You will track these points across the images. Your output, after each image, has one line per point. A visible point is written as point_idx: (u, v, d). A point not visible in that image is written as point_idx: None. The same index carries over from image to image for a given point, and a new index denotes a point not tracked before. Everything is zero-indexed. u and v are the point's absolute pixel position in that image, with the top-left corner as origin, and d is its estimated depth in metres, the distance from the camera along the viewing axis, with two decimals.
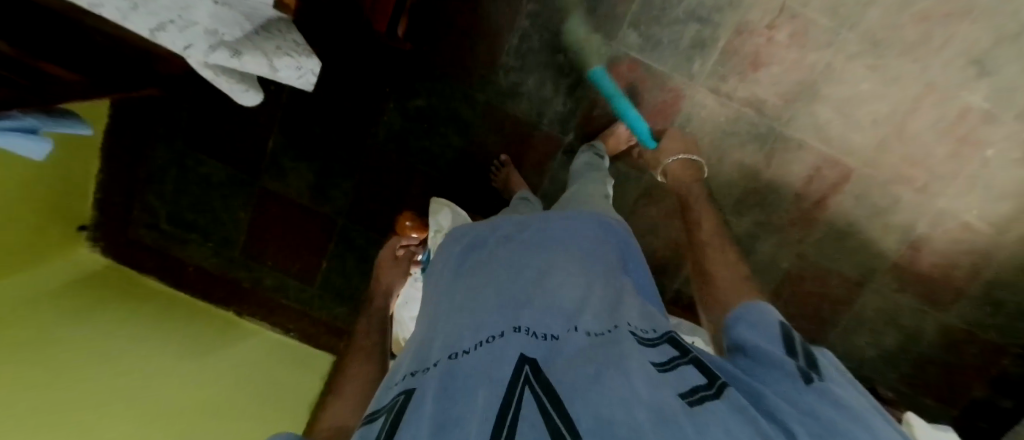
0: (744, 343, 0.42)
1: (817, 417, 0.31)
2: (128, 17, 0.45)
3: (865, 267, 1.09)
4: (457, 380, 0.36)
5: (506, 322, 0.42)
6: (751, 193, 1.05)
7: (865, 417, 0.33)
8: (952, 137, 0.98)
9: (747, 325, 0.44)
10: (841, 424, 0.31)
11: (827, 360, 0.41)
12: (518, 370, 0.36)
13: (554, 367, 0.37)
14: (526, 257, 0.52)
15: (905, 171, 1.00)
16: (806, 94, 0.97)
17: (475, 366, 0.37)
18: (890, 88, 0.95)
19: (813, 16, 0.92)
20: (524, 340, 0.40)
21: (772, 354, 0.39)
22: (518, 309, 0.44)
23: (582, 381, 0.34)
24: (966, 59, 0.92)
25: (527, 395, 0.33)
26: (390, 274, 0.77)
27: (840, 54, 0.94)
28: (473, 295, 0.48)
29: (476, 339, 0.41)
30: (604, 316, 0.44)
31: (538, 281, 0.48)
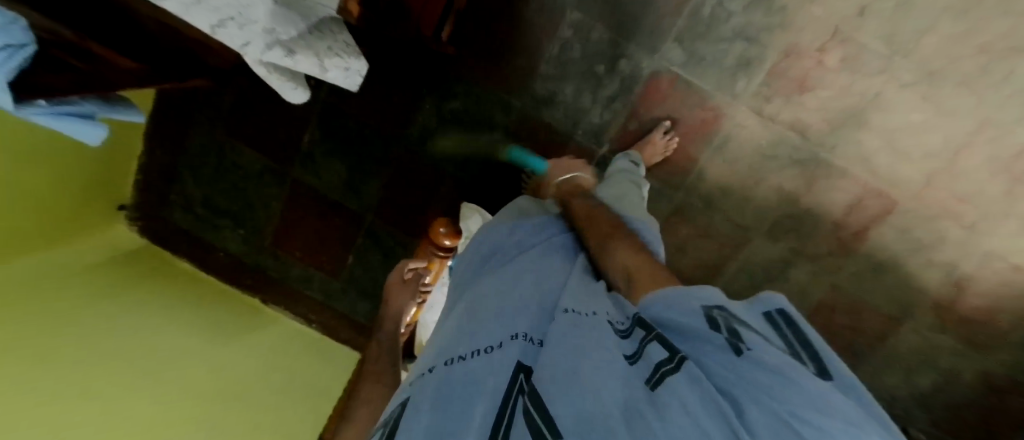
0: (666, 318, 0.37)
1: (755, 373, 0.28)
2: (191, 12, 0.48)
3: (903, 304, 1.04)
4: (454, 390, 0.36)
5: (504, 329, 0.42)
6: (788, 219, 1.02)
7: (804, 374, 0.27)
8: (1007, 175, 0.93)
9: (668, 297, 0.38)
10: (779, 390, 0.26)
11: (772, 306, 0.36)
12: (513, 380, 0.35)
13: (542, 360, 0.36)
14: (528, 265, 0.53)
15: (954, 207, 0.96)
16: (853, 121, 0.94)
17: (472, 374, 0.37)
18: (942, 120, 0.92)
19: (867, 42, 0.89)
20: (520, 346, 0.39)
21: (697, 326, 0.33)
22: (515, 313, 0.44)
23: (561, 376, 0.32)
24: None
25: (520, 403, 0.32)
26: (401, 297, 0.77)
27: (893, 83, 0.90)
28: (477, 304, 0.48)
29: (474, 348, 0.41)
30: (590, 300, 0.44)
31: (538, 287, 0.48)
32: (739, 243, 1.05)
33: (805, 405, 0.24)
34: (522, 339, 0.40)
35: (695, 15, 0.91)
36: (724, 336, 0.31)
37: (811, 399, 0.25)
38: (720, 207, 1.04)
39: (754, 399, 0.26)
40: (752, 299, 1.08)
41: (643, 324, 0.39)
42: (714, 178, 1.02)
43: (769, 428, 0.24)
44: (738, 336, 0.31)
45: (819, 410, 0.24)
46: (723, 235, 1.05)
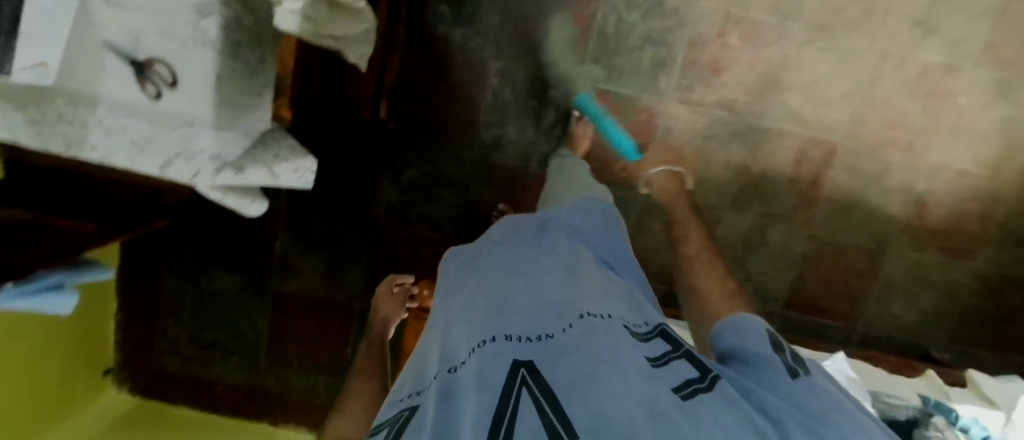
0: (741, 344, 0.45)
1: (803, 400, 0.36)
2: (139, 160, 0.52)
3: (880, 235, 1.09)
4: (455, 392, 0.36)
5: (499, 327, 0.41)
6: (748, 188, 1.07)
7: (852, 414, 0.35)
8: (921, 94, 1.01)
9: (737, 330, 0.47)
10: (830, 418, 0.34)
11: (819, 361, 0.45)
12: (513, 373, 0.35)
13: (550, 365, 0.36)
14: (517, 261, 0.52)
15: (888, 135, 1.03)
16: (771, 87, 1.01)
17: (470, 373, 0.37)
18: (847, 63, 1.00)
19: (757, 17, 0.98)
20: (518, 342, 0.39)
21: (766, 353, 0.42)
22: (512, 311, 0.43)
23: (578, 382, 0.33)
24: (909, 23, 0.98)
25: (525, 399, 0.32)
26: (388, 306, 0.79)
27: (792, 44, 0.99)
28: (469, 305, 0.47)
29: (470, 347, 0.41)
30: (597, 304, 0.44)
31: (532, 284, 0.47)
32: (713, 223, 1.09)
33: (846, 433, 0.32)
34: (518, 336, 0.40)
35: (602, 35, 0.99)
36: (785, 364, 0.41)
37: (854, 431, 0.33)
38: None
39: (799, 421, 0.33)
40: (744, 272, 1.11)
41: (668, 339, 0.44)
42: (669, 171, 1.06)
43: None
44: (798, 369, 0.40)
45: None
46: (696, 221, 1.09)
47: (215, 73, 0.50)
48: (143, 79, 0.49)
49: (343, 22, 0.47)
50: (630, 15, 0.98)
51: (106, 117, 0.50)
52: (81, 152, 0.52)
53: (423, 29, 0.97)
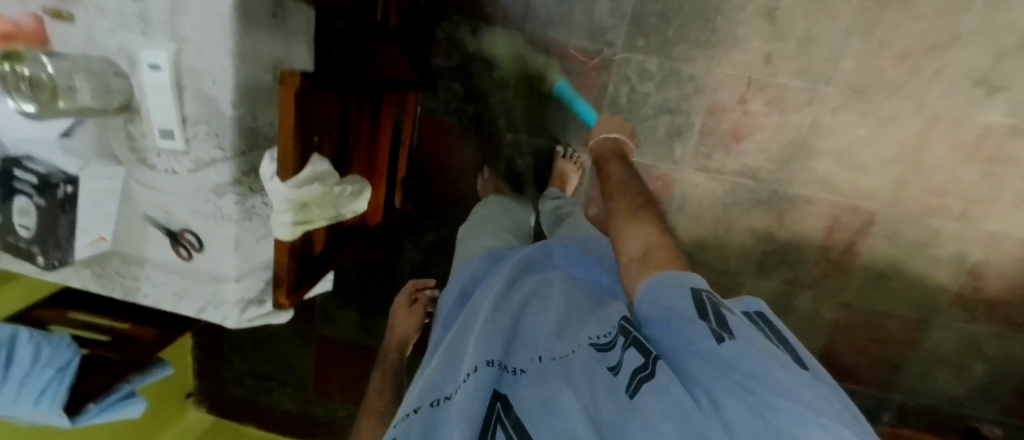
0: (666, 300, 0.41)
1: (733, 359, 0.33)
2: (181, 308, 0.62)
3: (924, 305, 1.01)
4: (438, 428, 0.37)
5: (480, 353, 0.42)
6: (772, 254, 1.03)
7: (784, 363, 0.32)
8: (979, 159, 0.91)
9: (654, 290, 0.42)
10: (757, 382, 0.31)
11: (752, 309, 0.42)
12: (490, 408, 0.38)
13: (521, 396, 0.38)
14: (507, 291, 0.54)
15: (937, 202, 0.94)
16: (799, 153, 0.96)
17: (454, 406, 0.38)
18: (889, 127, 0.91)
19: (783, 82, 0.92)
20: (495, 372, 0.40)
21: (688, 314, 0.38)
22: (489, 337, 0.45)
23: (541, 412, 0.36)
24: (967, 83, 0.87)
25: (500, 435, 0.35)
26: (404, 324, 0.90)
27: (824, 109, 0.92)
28: (459, 335, 0.49)
29: (455, 382, 0.42)
30: (573, 331, 0.46)
31: (511, 314, 0.50)
32: (733, 287, 1.06)
33: (776, 391, 0.30)
34: (497, 366, 0.41)
35: (614, 106, 0.99)
36: (708, 326, 0.36)
37: (785, 387, 0.30)
38: (702, 260, 1.06)
39: (728, 387, 0.32)
40: None
41: (625, 333, 0.42)
42: (686, 236, 1.04)
43: (738, 411, 0.30)
44: (723, 328, 0.36)
45: (783, 394, 0.29)
46: (714, 285, 1.07)
47: (235, 237, 0.58)
48: (177, 245, 0.58)
49: (331, 210, 0.55)
50: (643, 87, 0.97)
51: (152, 272, 0.60)
52: (136, 298, 0.63)
53: (438, 106, 1.03)
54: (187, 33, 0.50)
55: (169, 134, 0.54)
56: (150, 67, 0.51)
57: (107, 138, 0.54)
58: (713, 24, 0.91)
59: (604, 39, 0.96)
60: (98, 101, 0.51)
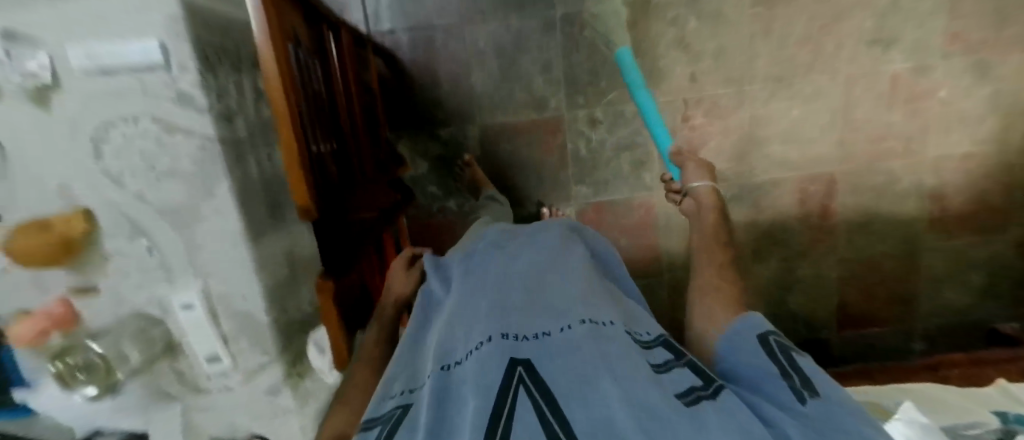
0: (743, 345, 0.42)
1: (816, 415, 0.34)
2: None
3: (906, 236, 1.10)
4: (453, 394, 0.35)
5: (495, 325, 0.39)
6: (762, 238, 1.10)
7: (867, 425, 0.33)
8: (899, 102, 1.02)
9: (734, 339, 0.43)
10: (837, 433, 0.32)
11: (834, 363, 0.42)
12: (509, 374, 0.34)
13: (544, 367, 0.35)
14: (518, 265, 0.49)
15: (880, 148, 1.04)
16: (751, 146, 1.05)
17: (469, 371, 0.36)
18: (816, 100, 1.02)
19: (714, 93, 1.02)
20: (514, 341, 0.37)
21: (769, 365, 0.39)
22: (507, 312, 0.41)
23: (577, 389, 0.33)
24: (865, 45, 0.99)
25: (522, 394, 0.32)
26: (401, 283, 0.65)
27: (757, 102, 1.02)
28: (464, 303, 0.45)
29: (467, 347, 0.39)
30: (600, 310, 0.42)
31: (530, 284, 0.46)
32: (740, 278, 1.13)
33: None
34: (516, 336, 0.38)
35: (578, 159, 1.06)
36: (789, 383, 0.37)
37: None
38: None
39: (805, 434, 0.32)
40: (784, 309, 1.14)
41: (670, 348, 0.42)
42: (681, 248, 1.11)
43: None
44: (805, 385, 0.37)
45: None
46: None
47: (301, 427, 0.62)
48: None
49: None
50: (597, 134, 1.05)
51: None
52: None
53: (419, 210, 1.08)
54: (208, 266, 0.54)
55: (215, 358, 0.58)
56: (184, 307, 0.55)
57: (159, 383, 0.58)
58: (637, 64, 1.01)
59: (549, 106, 1.03)
60: (143, 353, 0.55)
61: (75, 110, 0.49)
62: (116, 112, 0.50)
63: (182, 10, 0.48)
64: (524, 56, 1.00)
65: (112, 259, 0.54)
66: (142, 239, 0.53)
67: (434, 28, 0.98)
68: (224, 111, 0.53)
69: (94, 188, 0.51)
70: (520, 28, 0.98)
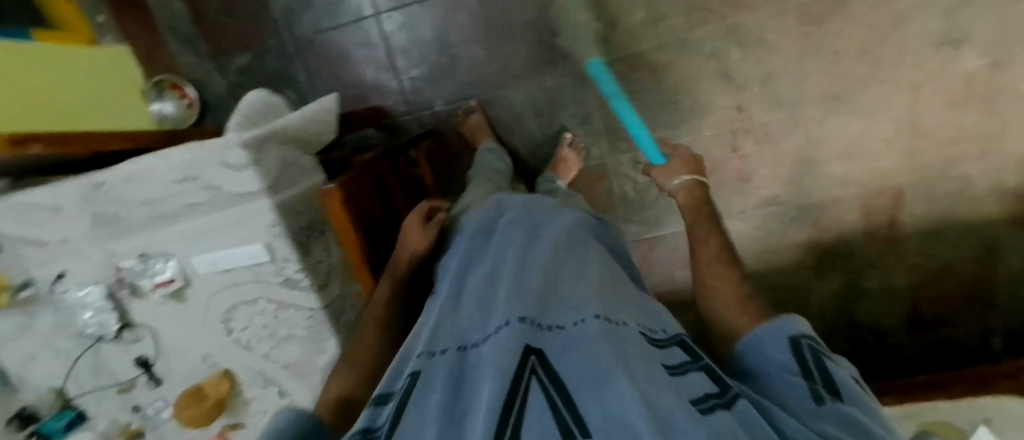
0: (763, 356, 0.46)
1: (839, 419, 0.37)
2: None
3: (985, 237, 1.04)
4: (469, 376, 0.38)
5: (514, 312, 0.43)
6: (823, 255, 1.08)
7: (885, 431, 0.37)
8: (973, 101, 0.94)
9: (773, 343, 0.46)
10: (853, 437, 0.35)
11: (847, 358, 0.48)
12: (523, 360, 0.37)
13: (560, 362, 0.38)
14: (535, 257, 0.53)
15: (952, 151, 0.98)
16: (806, 168, 1.01)
17: (486, 354, 0.39)
18: (877, 113, 0.96)
19: (764, 119, 0.98)
20: (529, 329, 0.40)
21: (791, 381, 0.42)
22: (526, 301, 0.45)
23: (591, 382, 0.34)
24: (931, 47, 0.91)
25: (535, 386, 0.34)
26: (417, 238, 0.62)
27: (811, 123, 0.98)
28: (484, 292, 0.49)
29: (486, 332, 0.43)
30: (614, 311, 0.45)
31: (548, 279, 0.49)
32: (802, 294, 1.13)
33: None
34: (531, 323, 0.41)
35: (625, 201, 1.07)
36: (810, 388, 0.41)
37: None
38: (764, 286, 1.12)
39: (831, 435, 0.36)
40: (850, 318, 1.13)
41: (689, 352, 0.45)
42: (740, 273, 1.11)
43: None
44: (827, 390, 0.40)
45: None
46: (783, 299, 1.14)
47: None
48: None
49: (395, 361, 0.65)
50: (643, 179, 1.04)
51: None
52: None
53: None
54: None
55: None
56: None
57: None
58: (678, 102, 0.98)
59: (591, 155, 1.04)
60: None
61: (207, 299, 0.59)
62: (240, 297, 0.59)
63: (278, 216, 0.55)
64: (561, 111, 1.00)
65: (250, 404, 0.65)
66: (273, 387, 0.64)
67: (471, 97, 0.99)
68: (322, 279, 0.60)
69: (230, 355, 0.62)
70: (554, 84, 0.98)
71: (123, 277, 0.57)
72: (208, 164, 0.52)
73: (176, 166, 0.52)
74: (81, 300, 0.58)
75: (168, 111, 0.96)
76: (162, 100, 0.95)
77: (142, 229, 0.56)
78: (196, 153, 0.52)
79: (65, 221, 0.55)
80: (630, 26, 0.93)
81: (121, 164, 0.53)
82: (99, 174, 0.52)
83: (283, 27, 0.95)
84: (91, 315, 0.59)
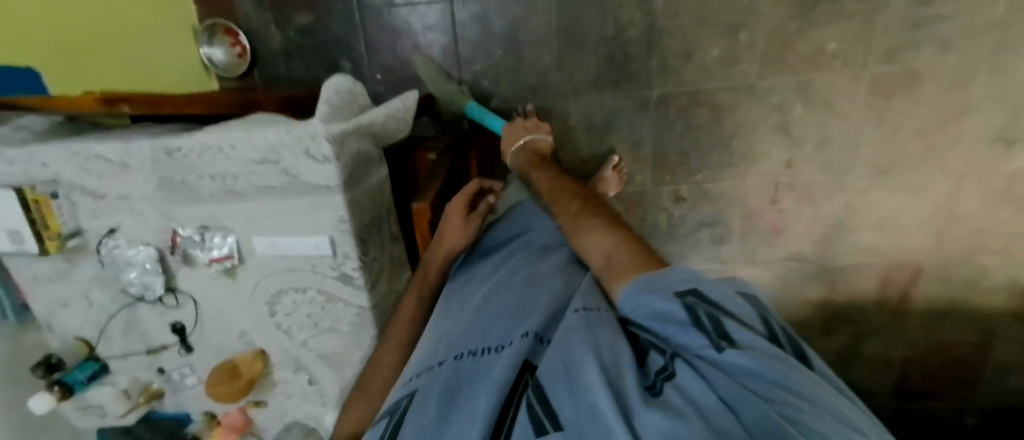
0: (645, 298, 0.36)
1: (759, 385, 0.28)
2: None
3: (985, 327, 1.08)
4: (461, 387, 0.37)
5: (515, 328, 0.41)
6: (832, 315, 1.11)
7: (805, 375, 0.29)
8: (1010, 201, 0.96)
9: (634, 287, 0.38)
10: (779, 402, 0.26)
11: (742, 285, 0.38)
12: (518, 379, 0.36)
13: (546, 360, 0.35)
14: (541, 263, 0.51)
15: (978, 242, 1.00)
16: (838, 233, 1.03)
17: (482, 368, 0.38)
18: (919, 194, 0.97)
19: (811, 178, 0.98)
20: (527, 342, 0.39)
21: (681, 315, 0.33)
22: (525, 314, 0.43)
23: (566, 377, 0.32)
24: (985, 142, 0.91)
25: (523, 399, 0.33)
26: (455, 231, 0.58)
27: (854, 191, 0.99)
28: (485, 300, 0.48)
29: (486, 344, 0.41)
30: (599, 299, 0.42)
31: (550, 284, 0.47)
32: None
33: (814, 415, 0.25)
34: (530, 336, 0.39)
35: (655, 231, 1.08)
36: (706, 338, 0.32)
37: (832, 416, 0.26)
38: None
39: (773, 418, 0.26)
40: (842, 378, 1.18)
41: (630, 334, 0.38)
42: None
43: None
44: (721, 336, 0.31)
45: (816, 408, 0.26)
46: None
47: None
48: None
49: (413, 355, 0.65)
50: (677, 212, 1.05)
51: None
52: None
53: None
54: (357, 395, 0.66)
55: None
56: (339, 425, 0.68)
57: None
58: (732, 146, 0.97)
59: (632, 181, 1.03)
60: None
61: (257, 279, 0.58)
62: (292, 283, 0.58)
63: (348, 212, 0.53)
64: (614, 132, 0.98)
65: (277, 385, 0.65)
66: (304, 373, 0.64)
67: (528, 102, 0.97)
68: (375, 279, 0.59)
69: (268, 335, 0.62)
70: (613, 105, 0.96)
71: (176, 244, 0.56)
72: (290, 150, 0.50)
73: (257, 145, 0.51)
74: (130, 258, 0.57)
75: (216, 57, 0.94)
76: (212, 46, 0.93)
77: (208, 201, 0.54)
78: (281, 135, 0.50)
79: (131, 180, 0.53)
80: (704, 62, 0.90)
81: (197, 135, 0.51)
82: (176, 139, 0.50)
83: None
84: (136, 275, 0.57)
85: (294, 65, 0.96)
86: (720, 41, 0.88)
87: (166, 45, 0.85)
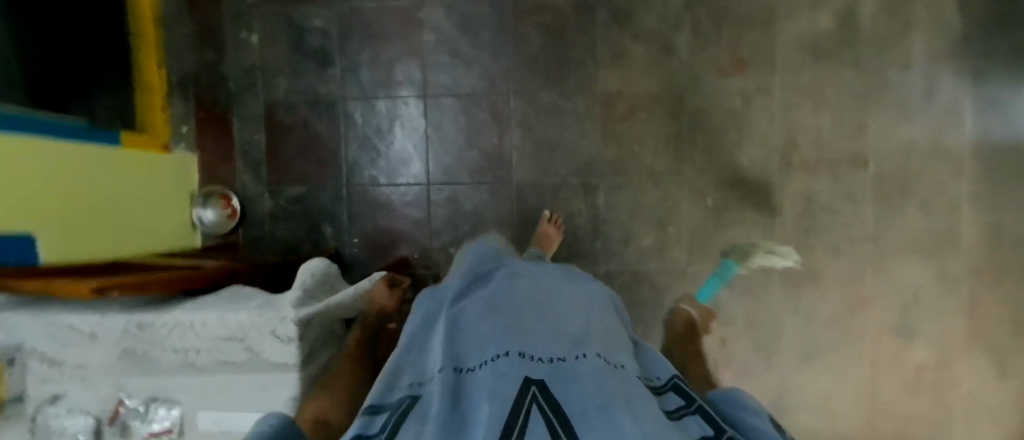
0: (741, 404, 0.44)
1: None
2: None
3: None
4: (464, 398, 0.35)
5: (516, 344, 0.39)
6: None
7: None
8: (925, 388, 1.03)
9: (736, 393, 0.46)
10: None
11: None
12: (523, 390, 0.34)
13: (563, 393, 0.34)
14: (535, 291, 0.49)
15: (908, 427, 1.05)
16: (779, 411, 1.07)
17: (483, 379, 0.35)
18: (843, 376, 1.04)
19: (744, 356, 1.06)
20: (531, 365, 0.37)
21: (768, 432, 0.39)
22: (530, 335, 0.41)
23: (594, 409, 0.32)
24: (887, 331, 1.02)
25: (534, 410, 0.31)
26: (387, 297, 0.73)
27: (785, 371, 1.06)
28: (481, 317, 0.44)
29: (482, 356, 0.39)
30: (607, 350, 0.42)
31: (551, 317, 0.45)
32: None
33: None
34: (531, 358, 0.38)
35: None
36: None
37: None
38: None
39: None
40: None
41: (680, 394, 0.43)
42: None
43: None
44: None
45: None
46: None
47: None
48: None
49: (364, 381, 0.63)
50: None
51: None
52: None
53: None
54: None
55: None
56: None
57: None
58: None
59: None
60: None
61: None
62: None
63: (299, 391, 0.56)
64: None
65: None
66: None
67: None
68: None
69: None
70: None
71: (117, 415, 0.55)
72: (256, 329, 0.55)
73: (225, 323, 0.55)
74: (62, 429, 0.55)
75: (206, 217, 1.01)
76: (205, 207, 1.00)
77: (164, 372, 0.56)
78: (249, 315, 0.55)
79: (93, 352, 0.56)
80: (640, 246, 1.04)
81: (172, 313, 0.55)
82: (150, 316, 0.55)
83: (345, 173, 1.04)
84: None
85: (279, 227, 1.05)
86: (650, 232, 1.04)
87: (160, 202, 0.93)
